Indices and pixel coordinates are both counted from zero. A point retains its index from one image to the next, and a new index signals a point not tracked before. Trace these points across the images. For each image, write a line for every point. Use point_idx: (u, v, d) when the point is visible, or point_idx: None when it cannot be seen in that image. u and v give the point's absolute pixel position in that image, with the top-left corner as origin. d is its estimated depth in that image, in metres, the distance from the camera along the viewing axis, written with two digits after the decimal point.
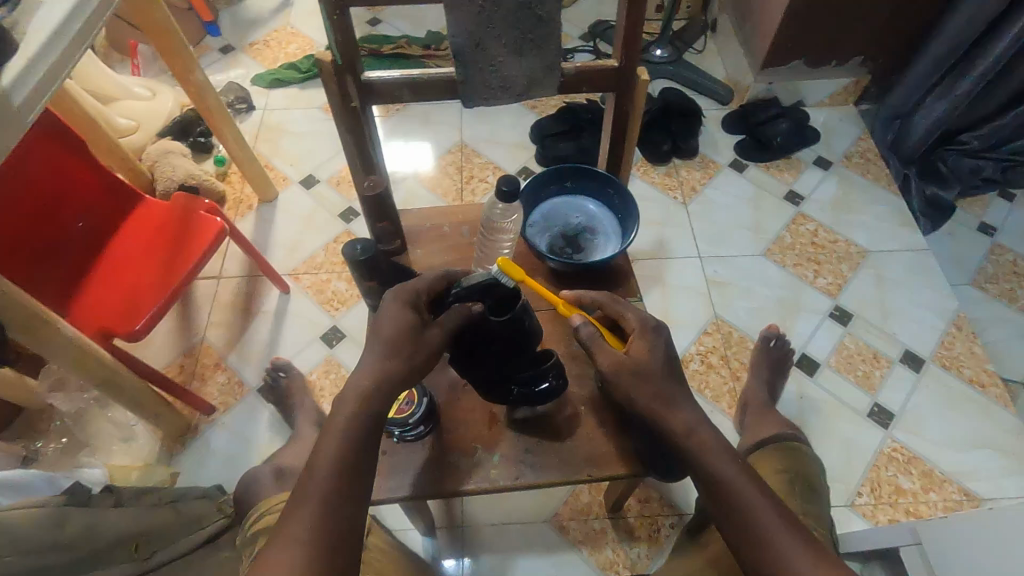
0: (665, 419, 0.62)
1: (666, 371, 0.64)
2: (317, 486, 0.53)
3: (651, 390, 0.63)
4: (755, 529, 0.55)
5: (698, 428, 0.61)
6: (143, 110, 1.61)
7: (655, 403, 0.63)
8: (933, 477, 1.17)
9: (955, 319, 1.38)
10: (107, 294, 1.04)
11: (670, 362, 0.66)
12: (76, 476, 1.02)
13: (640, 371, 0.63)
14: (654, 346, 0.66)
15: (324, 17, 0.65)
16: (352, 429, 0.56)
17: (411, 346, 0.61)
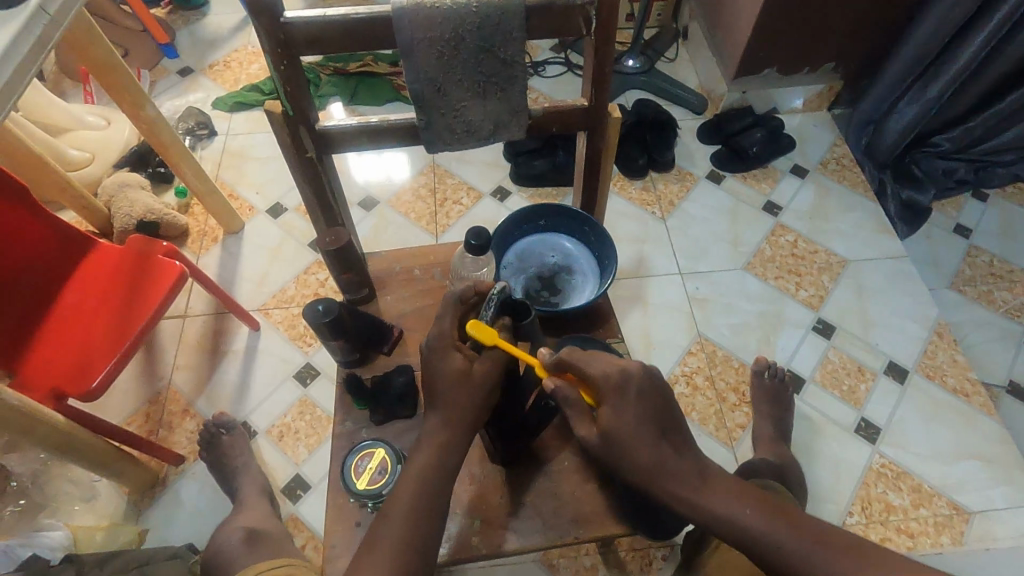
0: (668, 493, 0.61)
1: (652, 433, 0.62)
2: (387, 535, 0.58)
3: (645, 462, 0.61)
4: (802, 568, 0.55)
5: (692, 492, 0.61)
6: (98, 139, 1.51)
7: (655, 478, 0.61)
8: (922, 491, 1.17)
9: (936, 327, 1.37)
10: (59, 351, 0.98)
11: (638, 414, 0.62)
12: (34, 545, 0.95)
13: (627, 448, 0.61)
14: (624, 411, 0.62)
15: (271, 68, 0.61)
16: (422, 482, 0.60)
17: (472, 388, 0.63)
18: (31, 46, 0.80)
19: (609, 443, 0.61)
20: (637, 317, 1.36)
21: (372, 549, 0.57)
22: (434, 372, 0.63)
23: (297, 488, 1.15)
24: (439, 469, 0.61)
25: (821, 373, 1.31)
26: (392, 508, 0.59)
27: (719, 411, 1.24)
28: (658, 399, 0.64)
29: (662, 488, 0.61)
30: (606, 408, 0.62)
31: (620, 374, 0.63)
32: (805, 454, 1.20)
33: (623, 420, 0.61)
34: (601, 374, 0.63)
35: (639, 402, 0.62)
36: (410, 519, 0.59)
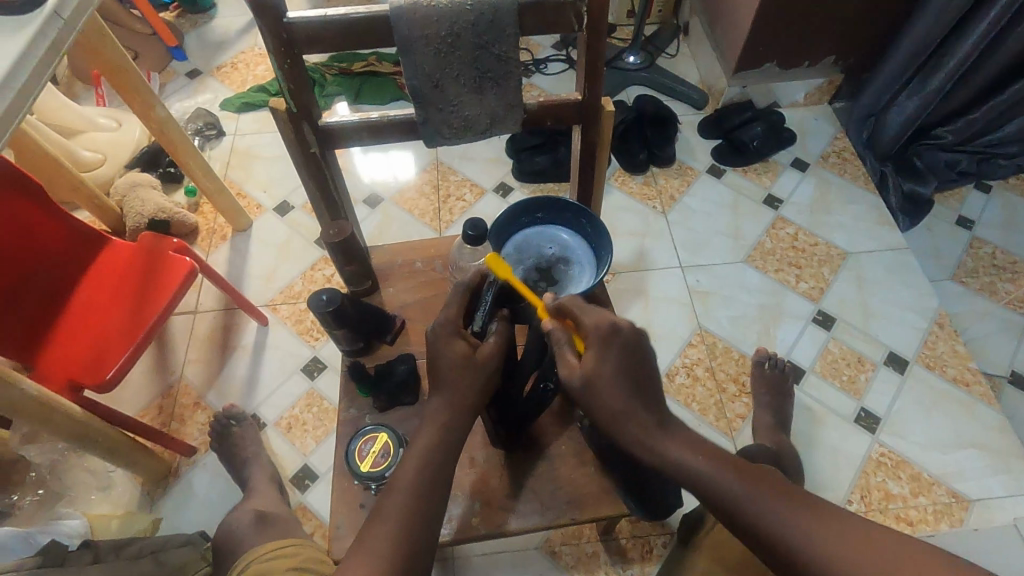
0: (631, 440, 0.61)
1: (626, 387, 0.62)
2: (392, 508, 0.58)
3: (614, 409, 0.61)
4: (770, 523, 0.54)
5: (661, 441, 0.60)
6: (110, 141, 1.55)
7: (619, 424, 0.61)
8: (921, 480, 1.18)
9: (937, 318, 1.38)
10: (74, 344, 1.01)
11: (623, 367, 0.62)
12: (53, 532, 0.98)
13: (598, 393, 0.62)
14: (605, 361, 0.62)
15: (275, 67, 0.63)
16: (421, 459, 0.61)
17: (475, 370, 0.65)
18: (47, 49, 0.83)
19: (585, 385, 0.62)
20: (638, 310, 1.38)
21: (380, 518, 0.58)
22: (437, 356, 0.66)
23: (305, 478, 1.18)
24: (441, 444, 0.63)
25: (820, 364, 1.32)
26: (398, 480, 0.60)
27: (719, 401, 1.26)
28: (639, 351, 0.64)
29: (628, 435, 0.61)
30: (590, 353, 0.63)
31: (610, 329, 0.64)
32: (804, 444, 1.22)
33: (602, 367, 0.62)
34: (591, 324, 0.64)
35: (621, 357, 0.63)
36: (416, 491, 0.59)
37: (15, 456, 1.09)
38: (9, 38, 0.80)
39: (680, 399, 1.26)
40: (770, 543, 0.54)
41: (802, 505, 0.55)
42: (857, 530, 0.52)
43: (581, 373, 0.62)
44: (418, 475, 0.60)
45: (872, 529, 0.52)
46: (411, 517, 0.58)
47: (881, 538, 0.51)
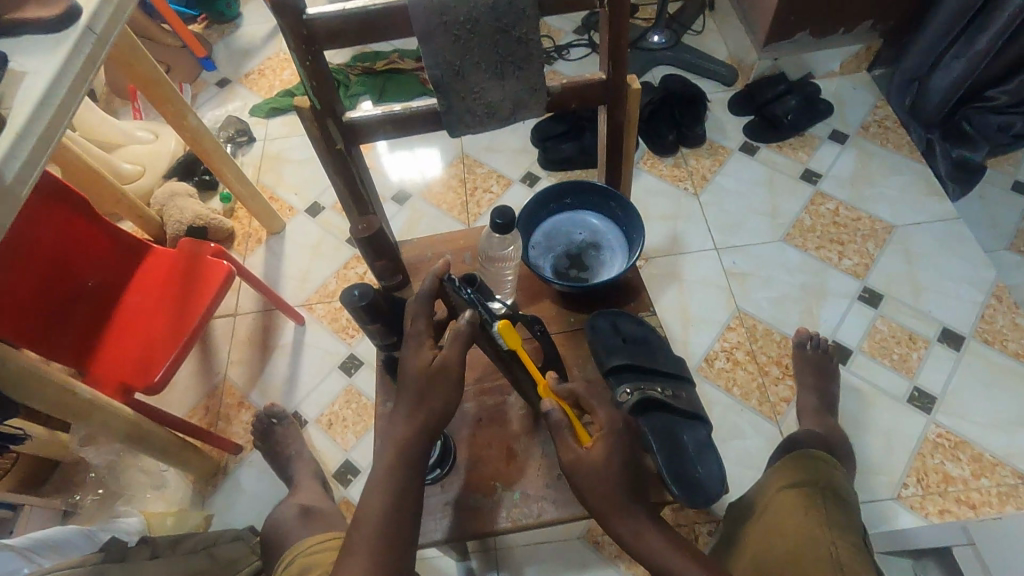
0: (623, 529, 0.64)
1: (627, 485, 0.64)
2: (362, 539, 0.62)
3: (606, 503, 0.64)
4: None
5: (647, 532, 0.64)
6: (148, 153, 1.60)
7: (614, 515, 0.64)
8: (984, 461, 1.12)
9: (994, 290, 1.31)
10: (123, 350, 1.05)
11: (626, 463, 0.65)
12: (113, 528, 1.03)
13: (598, 482, 0.63)
14: (615, 452, 0.64)
15: (297, 64, 0.64)
16: (396, 476, 0.64)
17: (439, 382, 0.65)
18: (82, 64, 0.86)
19: (587, 474, 0.64)
20: (672, 295, 1.35)
21: (351, 544, 0.62)
22: (406, 377, 0.66)
23: (348, 473, 1.20)
24: (412, 460, 0.65)
25: (869, 343, 1.26)
26: (369, 503, 0.64)
27: (762, 385, 1.22)
28: (633, 441, 0.68)
29: (617, 526, 0.64)
30: (599, 444, 0.65)
31: (618, 424, 0.67)
32: (856, 427, 1.17)
33: (610, 463, 0.64)
34: (603, 417, 0.66)
35: (625, 448, 0.65)
36: (390, 507, 0.63)
37: (76, 457, 1.15)
38: (47, 56, 0.83)
39: (720, 383, 1.23)
40: None
41: None
42: None
43: (588, 461, 0.64)
44: (382, 501, 0.63)
45: None
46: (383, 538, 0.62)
47: None
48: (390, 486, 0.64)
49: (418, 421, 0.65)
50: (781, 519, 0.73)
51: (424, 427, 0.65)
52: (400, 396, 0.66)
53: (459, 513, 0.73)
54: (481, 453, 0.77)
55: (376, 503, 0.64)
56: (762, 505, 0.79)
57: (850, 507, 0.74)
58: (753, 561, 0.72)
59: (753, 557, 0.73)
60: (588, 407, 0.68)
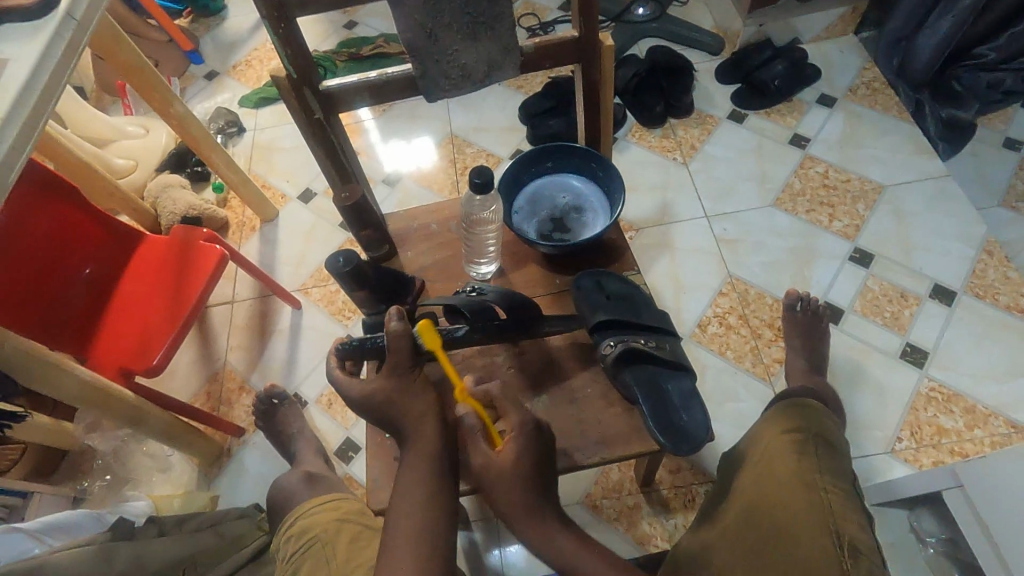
0: (528, 530, 0.67)
1: (535, 488, 0.67)
2: (397, 531, 0.63)
3: (518, 504, 0.66)
4: None
5: (560, 536, 0.67)
6: (139, 147, 1.61)
7: (518, 519, 0.67)
8: (977, 413, 1.13)
9: (985, 245, 1.31)
10: (122, 335, 1.06)
11: (540, 460, 0.67)
12: (121, 511, 1.04)
13: (503, 486, 0.66)
14: (523, 453, 0.66)
15: (271, 33, 0.65)
16: (416, 466, 0.67)
17: (400, 380, 0.70)
18: (63, 49, 0.87)
19: (491, 476, 0.66)
20: (664, 264, 1.36)
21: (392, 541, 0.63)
22: (396, 396, 0.69)
23: (349, 450, 1.22)
24: (424, 444, 0.68)
25: (861, 303, 1.27)
26: (403, 508, 0.64)
27: (755, 347, 1.23)
28: (545, 445, 0.68)
29: (525, 528, 0.67)
30: (508, 446, 0.66)
31: (531, 426, 0.67)
32: (849, 384, 1.18)
33: (517, 468, 0.65)
34: (513, 421, 0.67)
35: (535, 453, 0.66)
36: (428, 500, 0.65)
37: (82, 445, 1.17)
38: (29, 42, 0.84)
39: (714, 347, 1.24)
40: None
41: None
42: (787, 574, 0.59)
43: (497, 465, 0.66)
44: (413, 496, 0.65)
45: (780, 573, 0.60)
46: (427, 531, 0.63)
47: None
48: (422, 483, 0.66)
49: (426, 424, 0.69)
50: (772, 464, 0.73)
51: (435, 428, 0.69)
52: (390, 415, 0.70)
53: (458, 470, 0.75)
54: None
55: (414, 503, 0.65)
56: (753, 452, 0.79)
57: (839, 452, 0.75)
58: (746, 509, 0.71)
59: (746, 501, 0.72)
60: (503, 411, 0.68)
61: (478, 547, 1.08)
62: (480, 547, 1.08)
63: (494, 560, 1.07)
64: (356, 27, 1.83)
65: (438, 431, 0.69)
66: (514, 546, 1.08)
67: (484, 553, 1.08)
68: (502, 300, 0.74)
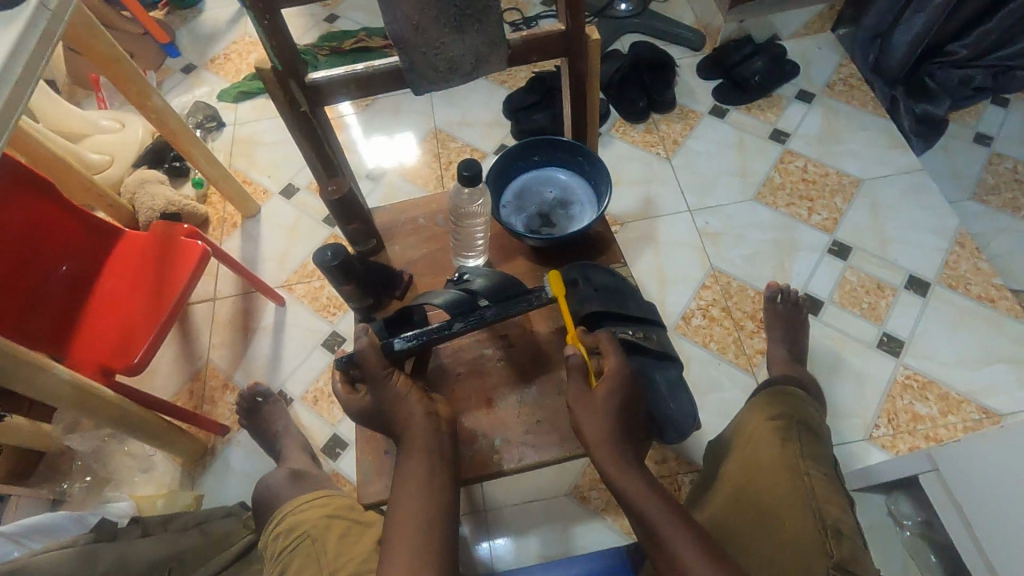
0: (607, 466, 0.67)
1: (622, 427, 0.68)
2: (401, 525, 0.65)
3: (595, 440, 0.68)
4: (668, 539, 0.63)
5: (629, 479, 0.67)
6: (115, 141, 1.57)
7: (601, 451, 0.67)
8: (950, 399, 1.16)
9: (958, 237, 1.35)
10: (102, 332, 1.04)
11: (624, 409, 0.69)
12: (104, 511, 1.02)
13: (593, 416, 0.68)
14: (615, 393, 0.69)
15: (255, 24, 0.64)
16: (417, 462, 0.68)
17: (380, 385, 0.71)
18: (37, 40, 0.85)
19: (578, 401, 0.70)
20: (648, 257, 1.37)
21: (390, 534, 0.65)
22: (384, 401, 0.71)
23: (336, 447, 1.22)
24: (426, 441, 0.70)
25: (839, 294, 1.30)
26: (406, 506, 0.66)
27: (738, 339, 1.25)
28: (640, 393, 0.73)
29: (602, 462, 0.67)
30: (603, 385, 0.69)
31: (627, 371, 0.71)
32: (829, 375, 1.20)
33: (608, 401, 0.69)
34: (614, 362, 0.71)
35: (625, 395, 0.70)
36: (428, 493, 0.67)
37: (61, 446, 1.14)
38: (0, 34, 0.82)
39: (698, 339, 1.26)
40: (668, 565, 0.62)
41: (712, 549, 0.62)
42: (773, 559, 0.62)
43: (587, 398, 0.69)
44: (417, 490, 0.67)
45: (767, 556, 0.63)
46: (427, 524, 0.65)
47: (782, 557, 0.61)
48: (417, 479, 0.68)
49: (416, 423, 0.70)
50: (756, 449, 0.74)
51: (427, 426, 0.71)
52: (388, 418, 0.72)
53: None
54: (463, 405, 0.79)
55: (414, 499, 0.66)
56: (738, 437, 0.80)
57: (820, 436, 0.77)
58: (733, 491, 0.73)
59: (731, 486, 0.74)
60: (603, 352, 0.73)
61: (465, 541, 1.09)
62: (470, 540, 1.09)
63: (482, 553, 1.08)
64: (338, 20, 1.81)
65: (430, 428, 0.71)
66: (501, 539, 1.09)
67: (474, 547, 1.08)
68: (489, 285, 0.77)
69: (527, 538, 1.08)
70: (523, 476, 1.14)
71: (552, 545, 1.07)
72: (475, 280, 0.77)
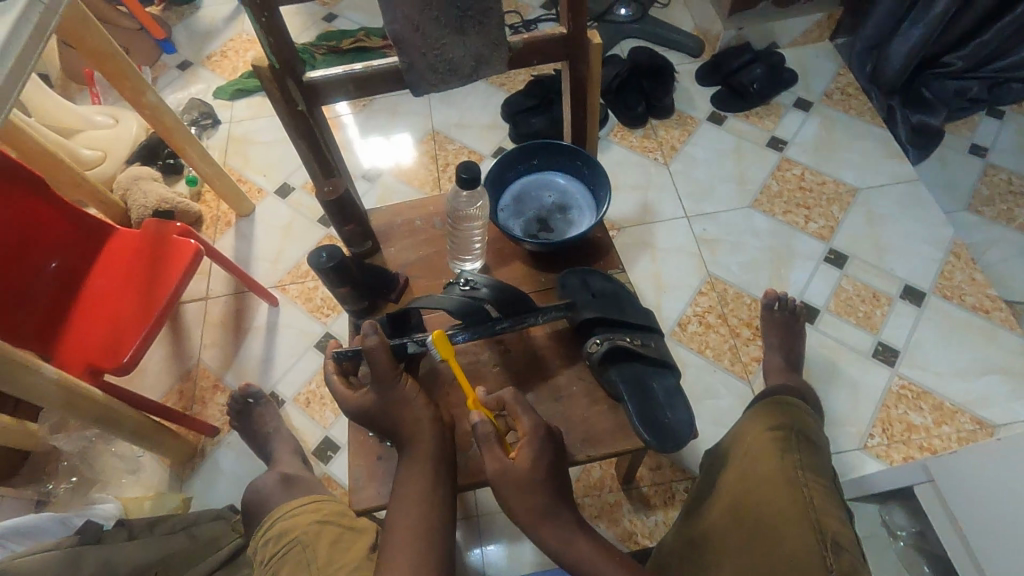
0: (550, 537, 0.66)
1: (551, 492, 0.67)
2: (400, 534, 0.65)
3: (524, 512, 0.66)
4: None
5: (578, 538, 0.66)
6: (109, 138, 1.55)
7: (538, 525, 0.66)
8: (944, 409, 1.16)
9: (952, 247, 1.35)
10: (91, 330, 1.03)
11: (552, 474, 0.68)
12: (90, 513, 1.00)
13: (520, 490, 0.66)
14: (537, 459, 0.67)
15: (253, 21, 0.63)
16: (417, 471, 0.67)
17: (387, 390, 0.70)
18: (29, 34, 0.84)
19: (502, 474, 0.66)
20: (645, 263, 1.37)
21: (390, 540, 0.65)
22: (389, 404, 0.70)
23: (328, 449, 1.20)
24: (429, 451, 0.68)
25: (835, 302, 1.30)
26: (405, 517, 0.65)
27: (734, 346, 1.25)
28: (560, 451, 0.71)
29: (544, 535, 0.66)
30: (522, 453, 0.67)
31: (543, 431, 0.69)
32: (824, 383, 1.20)
33: (536, 470, 0.67)
34: (528, 424, 0.69)
35: (549, 457, 0.68)
36: (428, 504, 0.66)
37: (47, 446, 1.12)
38: None
39: (694, 346, 1.25)
40: None
41: None
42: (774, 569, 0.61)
43: (514, 470, 0.66)
44: (419, 500, 0.66)
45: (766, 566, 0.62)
46: (426, 533, 0.65)
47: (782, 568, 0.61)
48: (419, 486, 0.67)
49: (422, 430, 0.69)
50: (757, 460, 0.73)
51: (433, 434, 0.70)
52: (393, 423, 0.70)
53: None
54: (460, 410, 0.78)
55: (413, 510, 0.65)
56: (736, 448, 0.80)
57: (819, 448, 0.77)
58: (731, 503, 0.72)
59: (729, 497, 0.74)
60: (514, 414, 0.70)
61: (458, 547, 1.07)
62: (461, 546, 1.08)
63: (474, 559, 1.06)
64: (336, 19, 1.80)
65: (435, 436, 0.70)
66: (494, 545, 1.08)
67: (466, 552, 1.07)
68: (497, 296, 0.75)
69: (521, 545, 1.07)
70: None
71: (545, 553, 1.06)
72: (483, 291, 0.75)
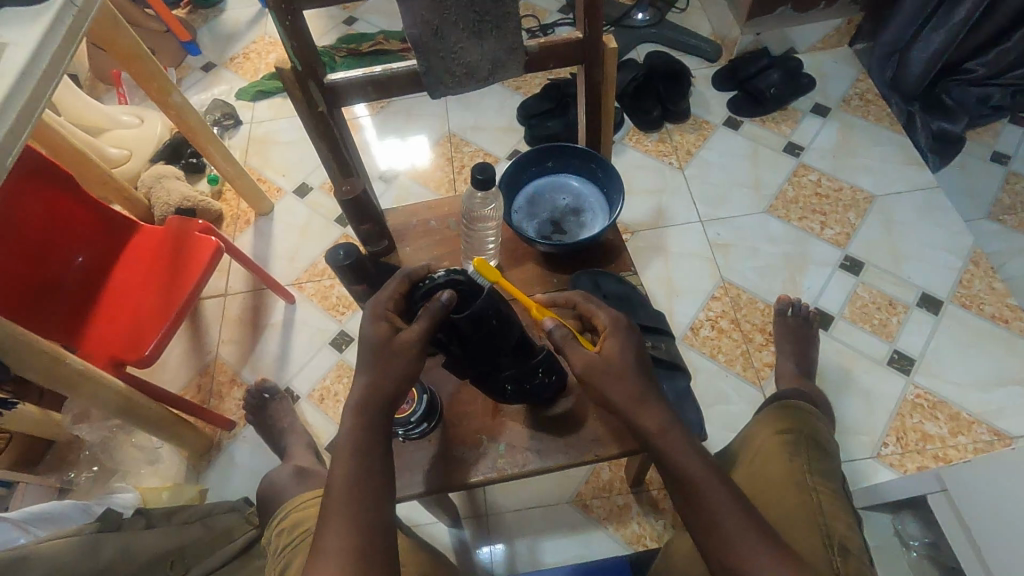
0: (648, 424, 0.62)
1: (643, 379, 0.64)
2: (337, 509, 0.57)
3: (618, 397, 0.63)
4: (710, 496, 0.58)
5: (670, 429, 0.62)
6: (134, 137, 1.59)
7: (630, 411, 0.62)
8: (961, 420, 1.15)
9: (972, 255, 1.34)
10: (113, 324, 1.05)
11: (640, 362, 0.65)
12: (109, 502, 1.03)
13: (613, 377, 0.63)
14: (626, 347, 0.65)
15: (277, 25, 0.65)
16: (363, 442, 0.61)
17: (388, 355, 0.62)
18: (63, 36, 0.87)
19: (596, 362, 0.64)
20: (658, 266, 1.37)
21: (327, 517, 0.57)
22: (378, 369, 0.62)
23: None
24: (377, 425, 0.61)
25: (850, 309, 1.29)
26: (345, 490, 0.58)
27: (746, 351, 1.25)
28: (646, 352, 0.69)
29: (638, 418, 0.62)
30: (609, 342, 0.66)
31: (624, 324, 0.68)
32: (838, 390, 1.20)
33: (624, 360, 0.64)
34: (606, 319, 0.68)
35: (635, 350, 0.66)
36: (366, 480, 0.59)
37: (70, 436, 1.15)
38: (28, 27, 0.83)
39: (706, 350, 1.25)
40: (709, 522, 0.57)
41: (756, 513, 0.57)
42: None
43: (601, 361, 0.64)
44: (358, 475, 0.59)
45: None
46: (362, 512, 0.57)
47: None
48: (359, 463, 0.59)
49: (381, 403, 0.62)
50: (767, 463, 0.73)
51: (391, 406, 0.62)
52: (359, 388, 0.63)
53: (445, 468, 0.75)
54: (469, 409, 0.79)
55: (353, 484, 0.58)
56: (745, 451, 0.79)
57: (829, 451, 0.76)
58: None
59: None
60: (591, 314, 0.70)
61: (467, 545, 1.09)
62: (470, 544, 1.09)
63: (483, 558, 1.07)
64: (357, 23, 1.82)
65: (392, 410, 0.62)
66: (502, 544, 1.08)
67: (474, 550, 1.08)
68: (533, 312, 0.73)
69: (529, 545, 1.08)
70: (526, 481, 1.13)
71: (553, 554, 1.07)
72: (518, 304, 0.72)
